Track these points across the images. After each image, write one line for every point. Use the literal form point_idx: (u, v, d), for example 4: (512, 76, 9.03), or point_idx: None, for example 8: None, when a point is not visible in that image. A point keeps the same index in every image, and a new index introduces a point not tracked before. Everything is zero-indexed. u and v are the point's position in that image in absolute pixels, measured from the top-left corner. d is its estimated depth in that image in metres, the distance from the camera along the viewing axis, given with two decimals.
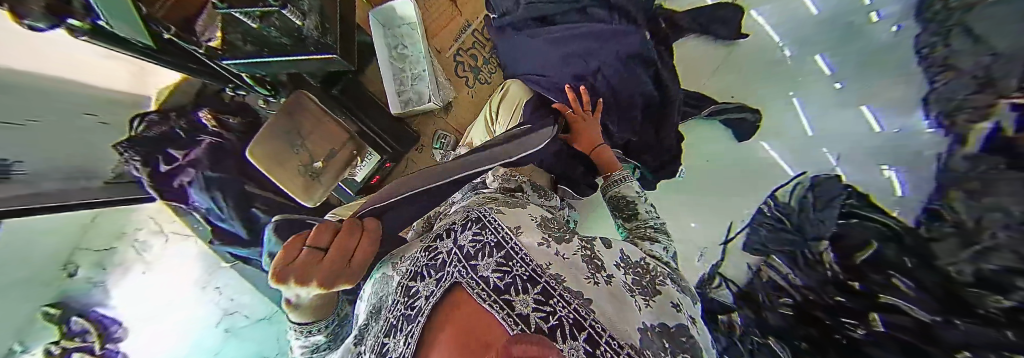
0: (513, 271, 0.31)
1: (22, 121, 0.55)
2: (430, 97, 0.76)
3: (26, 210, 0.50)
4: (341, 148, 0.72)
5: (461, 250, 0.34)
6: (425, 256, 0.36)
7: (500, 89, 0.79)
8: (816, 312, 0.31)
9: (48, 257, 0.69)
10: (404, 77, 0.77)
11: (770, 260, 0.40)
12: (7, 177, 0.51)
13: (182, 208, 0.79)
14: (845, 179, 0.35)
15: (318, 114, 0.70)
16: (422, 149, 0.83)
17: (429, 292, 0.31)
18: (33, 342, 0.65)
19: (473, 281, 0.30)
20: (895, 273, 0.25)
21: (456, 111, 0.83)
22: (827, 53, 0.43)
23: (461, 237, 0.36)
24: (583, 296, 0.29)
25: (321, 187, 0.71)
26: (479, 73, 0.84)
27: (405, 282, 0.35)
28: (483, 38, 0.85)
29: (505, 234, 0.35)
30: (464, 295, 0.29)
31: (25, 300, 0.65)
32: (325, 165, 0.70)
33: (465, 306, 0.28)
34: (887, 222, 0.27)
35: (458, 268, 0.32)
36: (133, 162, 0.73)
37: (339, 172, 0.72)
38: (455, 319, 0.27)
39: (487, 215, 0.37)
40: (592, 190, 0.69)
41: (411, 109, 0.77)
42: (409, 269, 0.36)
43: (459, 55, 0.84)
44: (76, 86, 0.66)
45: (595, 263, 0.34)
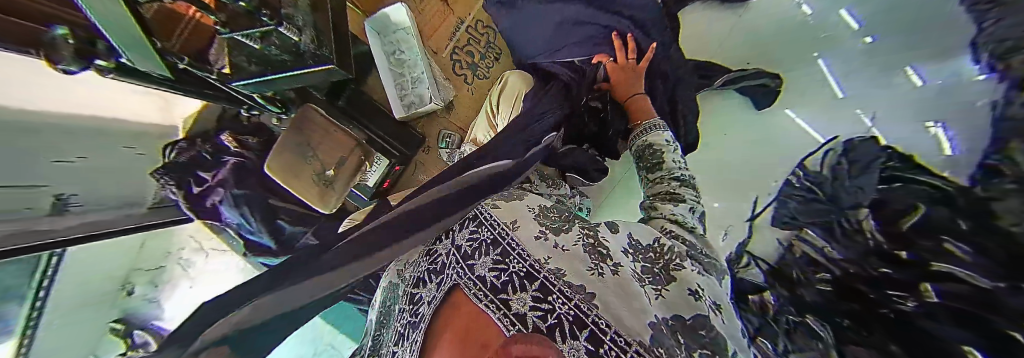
0: (510, 269, 0.30)
1: (70, 158, 0.62)
2: (431, 98, 0.77)
3: (73, 239, 0.57)
4: (351, 154, 0.74)
5: (459, 250, 0.35)
6: (427, 261, 0.37)
7: (498, 83, 0.78)
8: (857, 286, 0.25)
9: (108, 279, 0.78)
10: (405, 82, 0.78)
11: (804, 234, 0.32)
12: (65, 210, 0.60)
13: (217, 225, 0.86)
14: (884, 142, 0.28)
15: (326, 126, 0.72)
16: (429, 150, 0.85)
17: (432, 296, 0.33)
18: (105, 354, 0.76)
19: (470, 283, 0.31)
20: (948, 237, 0.19)
21: (458, 110, 0.84)
22: (852, 6, 0.39)
23: (459, 238, 0.36)
24: (586, 291, 0.28)
25: (335, 194, 0.73)
26: (477, 69, 0.84)
27: (412, 286, 0.37)
28: (478, 35, 0.84)
29: (501, 231, 0.34)
30: (463, 297, 0.30)
31: (92, 319, 0.75)
32: (336, 173, 0.72)
33: (465, 309, 0.30)
34: (937, 183, 0.21)
35: (457, 269, 0.33)
36: (170, 187, 0.79)
37: (350, 178, 0.74)
38: (457, 323, 0.29)
39: (483, 212, 0.37)
40: (600, 175, 0.70)
41: (414, 111, 0.79)
42: (415, 272, 0.38)
43: (455, 54, 0.85)
44: (105, 123, 0.71)
45: (599, 251, 0.32)
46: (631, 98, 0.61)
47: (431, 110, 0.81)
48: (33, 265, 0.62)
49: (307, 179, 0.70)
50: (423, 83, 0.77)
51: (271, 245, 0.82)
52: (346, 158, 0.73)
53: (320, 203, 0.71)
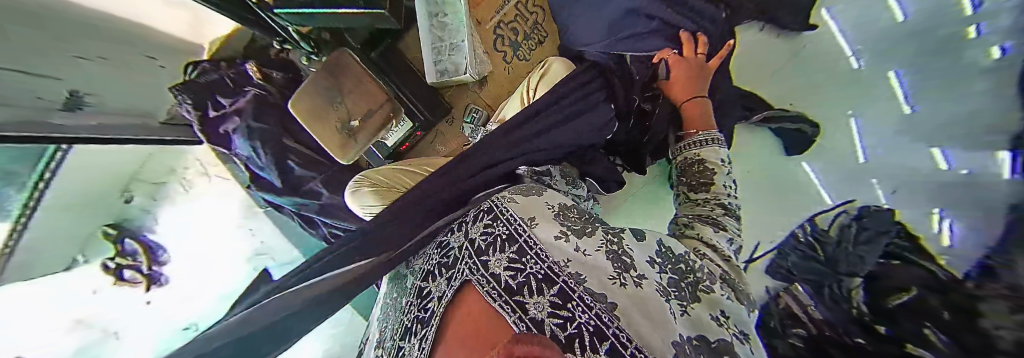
0: (526, 270, 0.29)
1: (92, 56, 0.76)
2: (466, 68, 0.72)
3: (92, 138, 0.71)
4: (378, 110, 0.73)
5: (472, 244, 0.33)
6: (437, 255, 0.36)
7: (540, 69, 0.74)
8: (827, 348, 0.23)
9: (108, 183, 0.92)
10: (442, 47, 0.73)
11: (793, 289, 0.31)
12: (80, 108, 0.72)
13: (227, 153, 0.87)
14: (900, 216, 0.28)
15: (359, 75, 0.71)
16: (453, 121, 0.81)
17: (442, 292, 0.31)
18: (93, 256, 0.86)
19: (483, 281, 0.29)
20: (931, 325, 0.17)
21: (491, 87, 0.80)
22: (902, 69, 0.35)
23: (472, 230, 0.35)
24: (608, 301, 0.26)
25: (353, 144, 0.71)
26: (519, 49, 0.80)
27: (421, 279, 0.35)
28: (526, 13, 0.80)
29: (517, 226, 0.32)
30: (474, 294, 0.29)
31: (87, 217, 0.87)
32: (360, 125, 0.71)
33: (475, 306, 0.28)
34: (932, 270, 0.20)
35: (469, 265, 0.31)
36: (186, 105, 0.83)
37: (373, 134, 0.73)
38: (467, 320, 0.28)
39: (498, 206, 0.36)
40: (617, 188, 0.72)
41: (447, 79, 0.75)
42: (426, 262, 0.37)
43: (498, 28, 0.80)
44: (141, 36, 0.88)
45: (623, 261, 0.31)
46: (687, 102, 0.60)
47: (466, 80, 0.77)
48: (37, 154, 0.77)
49: (332, 125, 0.70)
50: (462, 49, 0.72)
51: (275, 181, 0.83)
52: (374, 110, 0.73)
53: (340, 152, 0.71)
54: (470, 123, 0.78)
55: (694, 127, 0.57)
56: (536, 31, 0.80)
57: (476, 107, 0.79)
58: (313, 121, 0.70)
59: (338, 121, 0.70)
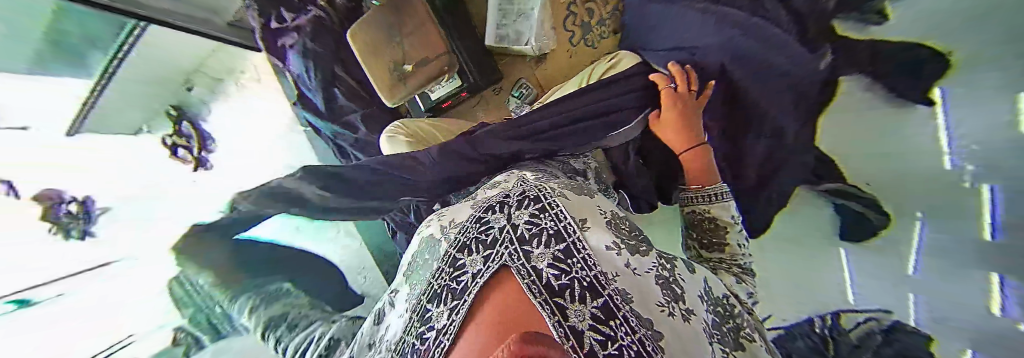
0: (572, 272, 0.28)
1: None
2: (529, 39, 0.69)
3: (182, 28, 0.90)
4: (434, 60, 0.68)
5: (515, 229, 0.33)
6: (475, 228, 0.35)
7: (604, 60, 0.71)
8: None
9: (175, 68, 1.01)
10: (510, 11, 0.69)
11: None
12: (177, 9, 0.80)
13: (281, 69, 0.85)
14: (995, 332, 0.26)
15: (424, 19, 0.67)
16: (500, 91, 0.80)
17: (476, 270, 0.30)
18: None
19: (524, 269, 0.28)
20: None
21: (547, 66, 0.77)
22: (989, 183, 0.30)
23: (518, 215, 0.34)
24: (652, 327, 0.26)
25: (400, 90, 0.67)
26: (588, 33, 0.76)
27: (454, 248, 0.34)
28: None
29: (567, 225, 0.33)
30: (513, 280, 0.28)
31: None
32: (413, 71, 0.67)
33: (511, 291, 0.27)
34: None
35: (510, 250, 0.30)
36: (251, 10, 0.82)
37: (424, 83, 0.68)
38: (500, 303, 0.26)
39: (549, 199, 0.36)
40: (648, 208, 0.75)
41: (506, 46, 0.72)
42: (461, 232, 0.36)
43: (573, 6, 0.76)
44: None
45: (673, 289, 0.32)
46: (688, 149, 0.57)
47: (528, 51, 0.73)
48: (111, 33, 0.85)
49: (386, 65, 0.66)
50: (529, 18, 0.68)
51: (319, 106, 0.84)
52: (430, 59, 0.67)
53: (387, 95, 0.67)
54: (516, 98, 0.77)
55: (699, 179, 0.53)
56: (611, 18, 0.75)
57: (527, 83, 0.77)
58: (366, 56, 0.65)
59: (392, 62, 0.66)
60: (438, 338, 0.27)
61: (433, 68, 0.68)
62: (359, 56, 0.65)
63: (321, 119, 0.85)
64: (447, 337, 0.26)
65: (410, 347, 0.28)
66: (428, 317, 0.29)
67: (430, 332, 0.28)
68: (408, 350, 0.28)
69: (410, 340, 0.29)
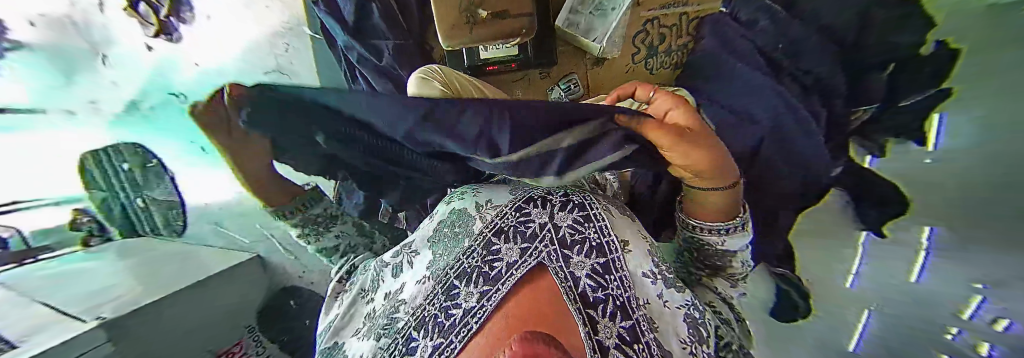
0: (609, 287, 0.29)
1: None
2: (600, 37, 0.69)
3: None
4: (512, 19, 0.60)
5: (556, 229, 0.32)
6: (516, 216, 0.34)
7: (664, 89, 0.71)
8: None
9: None
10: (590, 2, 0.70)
11: None
12: None
13: None
14: None
15: None
16: (547, 76, 0.80)
17: (512, 261, 0.30)
18: None
19: (564, 272, 0.29)
20: None
21: (600, 71, 0.78)
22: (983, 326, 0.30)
23: (560, 218, 0.33)
24: (664, 351, 0.30)
25: (463, 35, 0.59)
26: (652, 56, 0.76)
27: (489, 230, 0.34)
28: (685, 28, 0.73)
29: (610, 241, 0.33)
30: (550, 280, 0.29)
31: None
32: (485, 20, 0.59)
33: (546, 291, 0.28)
34: None
35: (552, 249, 0.31)
36: None
37: (488, 40, 0.61)
38: (529, 298, 0.27)
39: (595, 211, 0.35)
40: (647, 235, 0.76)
41: (573, 34, 0.73)
42: (501, 216, 0.35)
43: (650, 24, 0.74)
44: None
45: (695, 328, 0.35)
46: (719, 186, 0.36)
47: (593, 49, 0.72)
48: None
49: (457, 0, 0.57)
50: (610, 21, 0.68)
51: (348, 13, 0.75)
52: (506, 16, 0.60)
53: (447, 35, 0.60)
54: (561, 90, 0.79)
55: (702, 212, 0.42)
56: (681, 49, 0.74)
57: (577, 80, 0.79)
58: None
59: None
60: (463, 317, 0.27)
61: (505, 27, 0.61)
62: None
63: (342, 28, 0.76)
64: (473, 319, 0.26)
65: (433, 319, 0.29)
66: (455, 294, 0.30)
67: (455, 310, 0.28)
68: (430, 319, 0.29)
69: (436, 310, 0.29)
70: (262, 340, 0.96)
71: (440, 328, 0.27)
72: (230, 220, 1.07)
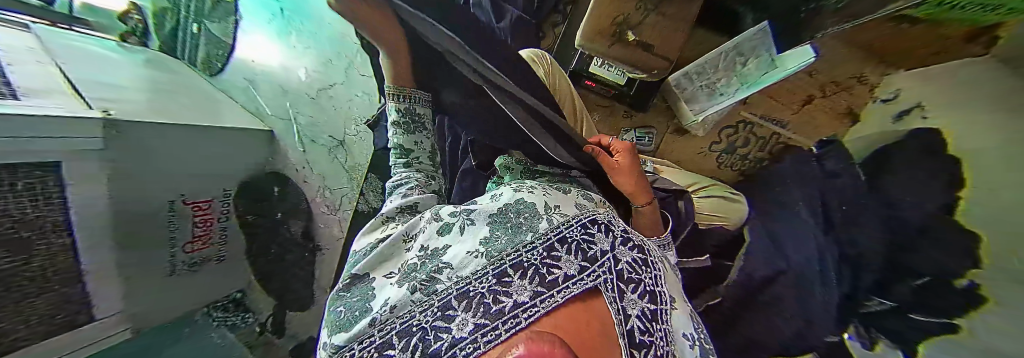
0: (653, 334, 0.34)
1: None
2: (696, 112, 0.75)
3: None
4: (652, 56, 0.63)
5: (615, 263, 0.38)
6: (585, 240, 0.39)
7: (724, 186, 0.76)
8: None
9: None
10: (707, 81, 0.71)
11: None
12: None
13: None
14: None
15: (677, 27, 0.62)
16: (631, 116, 0.89)
17: (568, 274, 0.34)
18: None
19: (617, 304, 0.34)
20: None
21: (677, 139, 0.87)
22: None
23: (621, 253, 0.40)
24: None
25: (604, 42, 0.61)
26: (729, 151, 0.82)
27: (554, 238, 0.38)
28: (768, 146, 0.77)
29: (659, 287, 0.40)
30: (601, 304, 0.34)
31: None
32: (628, 41, 0.61)
33: (595, 315, 0.32)
34: None
35: (610, 280, 0.35)
36: None
37: (623, 59, 0.63)
38: (578, 315, 0.32)
39: (653, 264, 0.43)
40: None
41: (675, 94, 0.78)
42: (566, 227, 0.40)
43: (743, 125, 0.78)
44: None
45: None
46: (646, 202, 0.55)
47: (683, 118, 0.80)
48: None
49: (616, 11, 0.59)
50: (710, 104, 0.72)
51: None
52: (649, 50, 0.62)
53: (590, 35, 0.60)
54: (635, 137, 0.89)
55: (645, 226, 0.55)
56: (751, 161, 0.79)
57: (653, 135, 0.89)
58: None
59: (621, 15, 0.59)
60: (513, 308, 0.30)
61: (642, 58, 0.63)
62: None
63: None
64: (524, 314, 0.29)
65: (480, 297, 0.31)
66: (507, 281, 0.33)
67: (504, 298, 0.31)
68: (476, 296, 0.31)
69: (484, 290, 0.32)
70: (229, 210, 0.94)
71: (487, 310, 0.30)
72: (265, 85, 1.25)
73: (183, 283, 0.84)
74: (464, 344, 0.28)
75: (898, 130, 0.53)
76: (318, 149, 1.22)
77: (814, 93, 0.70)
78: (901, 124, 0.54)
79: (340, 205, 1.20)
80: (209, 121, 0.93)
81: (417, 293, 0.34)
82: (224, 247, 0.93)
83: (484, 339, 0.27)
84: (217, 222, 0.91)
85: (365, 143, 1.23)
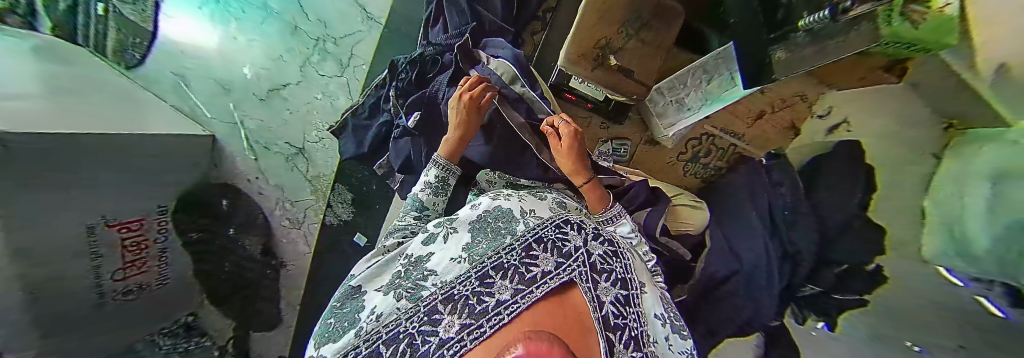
0: (626, 317, 0.37)
1: None
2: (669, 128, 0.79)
3: None
4: (630, 82, 0.66)
5: (589, 255, 0.41)
6: (559, 236, 0.42)
7: (689, 195, 0.82)
8: None
9: None
10: (677, 98, 0.76)
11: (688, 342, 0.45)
12: None
13: None
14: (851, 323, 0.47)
15: (654, 54, 0.66)
16: (606, 128, 0.93)
17: (546, 271, 0.37)
18: None
19: (591, 293, 0.37)
20: None
21: (649, 150, 0.92)
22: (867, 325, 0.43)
23: (593, 246, 0.42)
24: None
25: (586, 65, 0.64)
26: (694, 162, 0.88)
27: (531, 239, 0.41)
28: (726, 156, 0.84)
29: (630, 274, 0.43)
30: (577, 294, 0.37)
31: None
32: (610, 67, 0.65)
33: (572, 305, 0.35)
34: None
35: (583, 271, 0.38)
36: None
37: (605, 82, 0.66)
38: (555, 306, 0.35)
39: (625, 253, 0.46)
40: None
41: (647, 108, 0.82)
42: (543, 228, 0.43)
43: (705, 137, 0.85)
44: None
45: None
46: (586, 181, 0.57)
47: (657, 132, 0.84)
48: None
49: (598, 36, 0.63)
50: (679, 117, 0.77)
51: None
52: (627, 75, 0.66)
53: (572, 56, 0.64)
54: (611, 150, 0.93)
55: (595, 205, 0.56)
56: (712, 170, 0.86)
57: (627, 146, 0.93)
58: (593, 10, 0.62)
59: (604, 39, 0.63)
60: (496, 307, 0.34)
61: (621, 83, 0.66)
62: (583, 9, 0.62)
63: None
64: (506, 310, 0.33)
65: (465, 299, 0.35)
66: (489, 283, 0.37)
67: (488, 298, 0.35)
68: (461, 298, 0.35)
69: (468, 292, 0.36)
70: (169, 227, 0.87)
71: (472, 310, 0.34)
72: (198, 83, 1.19)
73: (116, 312, 0.73)
74: (451, 343, 0.31)
75: (828, 142, 0.62)
76: (272, 157, 1.16)
77: (764, 109, 0.78)
78: (830, 136, 0.63)
79: (304, 219, 1.15)
80: (128, 128, 0.80)
81: (404, 299, 0.39)
82: (164, 269, 0.84)
83: (469, 337, 0.31)
84: (152, 244, 0.82)
85: (327, 152, 1.13)
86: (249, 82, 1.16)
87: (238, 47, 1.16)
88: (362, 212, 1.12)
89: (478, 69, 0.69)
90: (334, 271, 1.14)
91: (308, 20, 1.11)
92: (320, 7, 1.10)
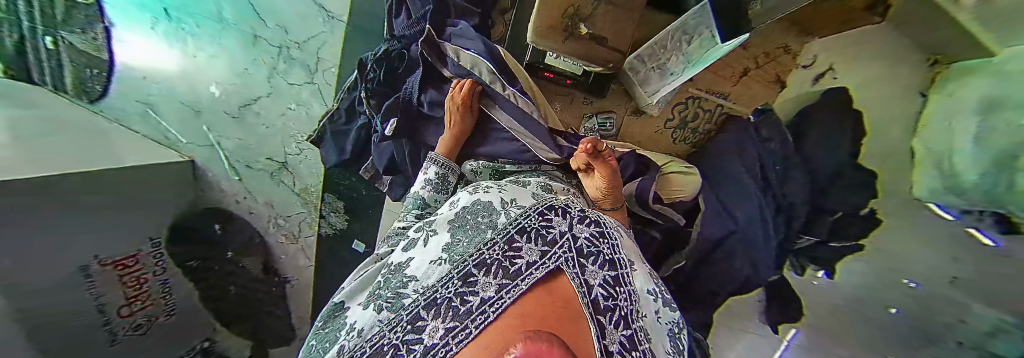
0: (615, 299, 0.37)
1: None
2: (655, 94, 0.77)
3: None
4: (603, 50, 0.65)
5: (574, 241, 0.40)
6: (540, 225, 0.41)
7: (680, 161, 0.80)
8: None
9: None
10: (657, 63, 0.75)
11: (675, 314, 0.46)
12: None
13: None
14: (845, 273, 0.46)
15: (625, 17, 0.64)
16: (589, 103, 0.92)
17: (530, 262, 0.37)
18: None
19: (578, 279, 0.36)
20: None
21: (635, 120, 0.91)
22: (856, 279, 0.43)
23: (579, 230, 0.42)
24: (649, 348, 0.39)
25: (556, 37, 0.61)
26: (683, 127, 0.87)
27: (515, 230, 0.41)
28: (715, 117, 0.83)
29: (617, 255, 0.42)
30: (564, 281, 0.36)
31: None
32: (583, 36, 0.62)
33: (560, 293, 0.35)
34: None
35: (569, 258, 0.38)
36: None
37: (580, 53, 0.64)
38: (542, 294, 0.35)
39: (609, 231, 0.45)
40: None
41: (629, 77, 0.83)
42: (524, 218, 0.42)
43: (691, 101, 0.84)
44: None
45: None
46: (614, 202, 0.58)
47: (640, 101, 0.84)
48: None
49: (566, 6, 0.60)
50: (663, 83, 0.75)
51: None
52: (600, 43, 0.64)
53: (540, 30, 0.61)
54: (595, 124, 0.93)
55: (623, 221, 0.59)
56: (702, 134, 0.85)
57: (613, 119, 0.92)
58: None
59: (572, 7, 0.60)
60: (480, 305, 0.34)
61: (595, 52, 0.64)
62: None
63: None
64: (491, 308, 0.33)
65: (448, 302, 0.35)
66: (473, 281, 0.37)
67: (472, 297, 0.35)
68: (444, 302, 0.35)
69: (452, 294, 0.36)
70: (166, 259, 0.86)
71: (456, 312, 0.34)
72: (169, 109, 1.15)
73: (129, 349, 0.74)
74: (438, 348, 0.32)
75: (816, 90, 0.59)
76: (256, 175, 1.15)
77: (748, 66, 0.77)
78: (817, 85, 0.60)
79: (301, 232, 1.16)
80: (102, 163, 0.79)
81: (384, 312, 0.39)
82: (170, 300, 0.85)
83: (455, 340, 0.31)
84: (150, 277, 0.82)
85: (310, 163, 1.12)
86: (220, 100, 1.13)
87: (199, 65, 1.12)
88: (357, 218, 1.12)
89: (451, 70, 0.65)
90: (338, 277, 1.15)
91: (266, 25, 1.06)
92: (277, 11, 1.05)
